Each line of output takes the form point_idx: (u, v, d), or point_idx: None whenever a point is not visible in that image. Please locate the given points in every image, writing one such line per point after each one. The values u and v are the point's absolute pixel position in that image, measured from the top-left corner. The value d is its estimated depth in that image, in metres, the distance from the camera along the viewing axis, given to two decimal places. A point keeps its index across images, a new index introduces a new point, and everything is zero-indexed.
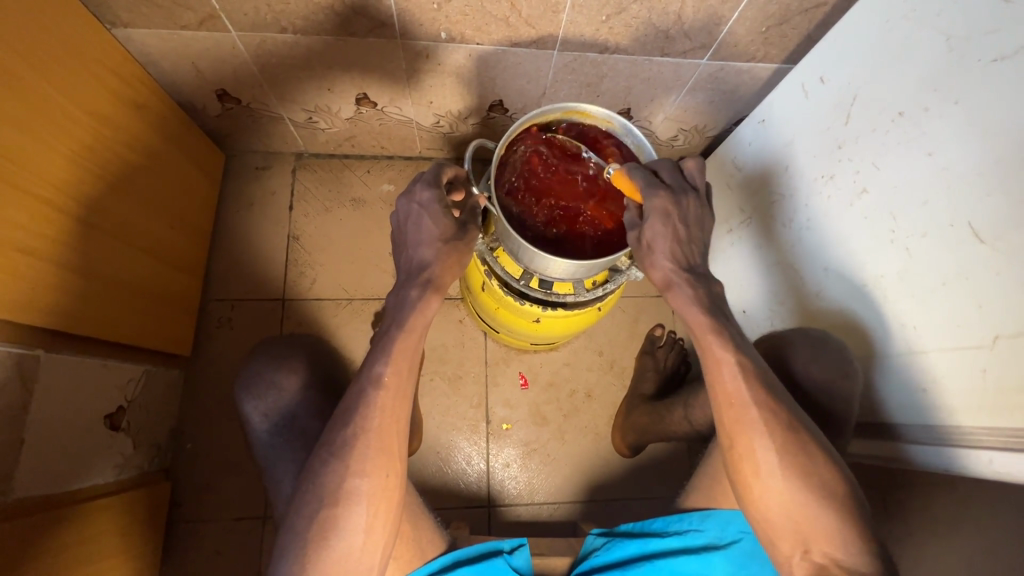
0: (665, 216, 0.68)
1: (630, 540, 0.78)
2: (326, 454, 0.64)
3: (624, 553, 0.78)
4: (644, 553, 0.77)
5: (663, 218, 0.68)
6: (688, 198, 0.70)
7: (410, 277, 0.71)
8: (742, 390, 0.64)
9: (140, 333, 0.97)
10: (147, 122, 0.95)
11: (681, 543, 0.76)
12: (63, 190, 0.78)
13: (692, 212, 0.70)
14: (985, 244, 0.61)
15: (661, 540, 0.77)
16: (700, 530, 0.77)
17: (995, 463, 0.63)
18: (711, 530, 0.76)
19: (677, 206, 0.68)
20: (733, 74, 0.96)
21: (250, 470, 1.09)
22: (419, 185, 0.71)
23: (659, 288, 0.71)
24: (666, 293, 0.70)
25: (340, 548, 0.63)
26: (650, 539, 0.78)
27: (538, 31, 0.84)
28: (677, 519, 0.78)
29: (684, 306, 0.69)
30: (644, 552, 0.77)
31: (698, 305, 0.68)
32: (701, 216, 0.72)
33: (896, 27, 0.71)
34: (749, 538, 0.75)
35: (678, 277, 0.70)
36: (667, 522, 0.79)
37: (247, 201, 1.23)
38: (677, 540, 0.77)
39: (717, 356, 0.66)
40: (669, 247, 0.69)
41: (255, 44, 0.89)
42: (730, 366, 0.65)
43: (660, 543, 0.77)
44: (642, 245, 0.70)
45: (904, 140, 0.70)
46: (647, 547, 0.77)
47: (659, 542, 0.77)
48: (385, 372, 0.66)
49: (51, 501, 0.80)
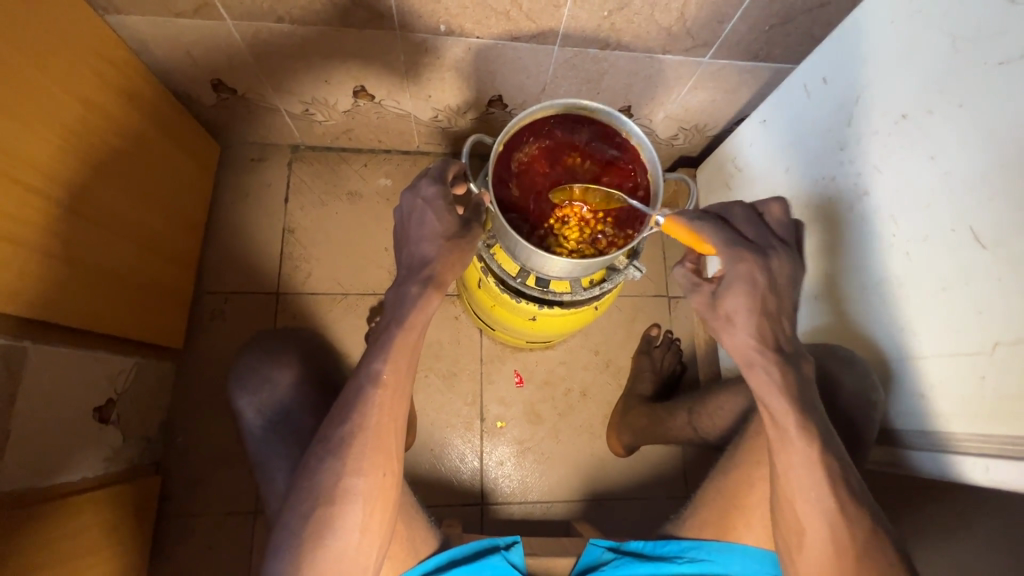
0: (752, 281, 0.66)
1: (644, 563, 0.78)
2: (322, 451, 0.63)
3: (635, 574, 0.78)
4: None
5: (750, 284, 0.65)
6: (774, 258, 0.68)
7: (412, 271, 0.70)
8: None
9: (131, 325, 0.96)
10: (139, 110, 0.94)
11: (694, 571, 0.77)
12: (51, 177, 0.77)
13: (782, 273, 0.67)
14: (985, 250, 0.60)
15: (675, 568, 0.77)
16: (718, 562, 0.77)
17: (991, 471, 0.63)
18: (730, 563, 0.77)
19: (766, 268, 0.66)
20: (735, 72, 0.94)
21: (241, 466, 1.08)
22: (425, 180, 0.71)
23: (750, 358, 0.65)
24: (756, 364, 0.64)
25: (335, 547, 0.62)
26: (664, 564, 0.78)
27: (539, 26, 0.83)
28: (693, 547, 0.78)
29: None
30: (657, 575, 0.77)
31: (752, 356, 0.65)
32: (794, 268, 0.69)
33: (901, 28, 0.70)
34: None
35: (769, 348, 0.64)
36: (683, 548, 0.78)
37: (242, 193, 1.21)
38: (691, 567, 0.77)
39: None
40: (750, 304, 0.65)
41: (251, 33, 0.87)
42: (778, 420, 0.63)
43: (674, 569, 0.77)
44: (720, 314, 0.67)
45: (907, 143, 0.69)
46: (660, 570, 0.77)
47: (673, 568, 0.77)
48: (383, 369, 0.65)
49: (38, 494, 0.79)
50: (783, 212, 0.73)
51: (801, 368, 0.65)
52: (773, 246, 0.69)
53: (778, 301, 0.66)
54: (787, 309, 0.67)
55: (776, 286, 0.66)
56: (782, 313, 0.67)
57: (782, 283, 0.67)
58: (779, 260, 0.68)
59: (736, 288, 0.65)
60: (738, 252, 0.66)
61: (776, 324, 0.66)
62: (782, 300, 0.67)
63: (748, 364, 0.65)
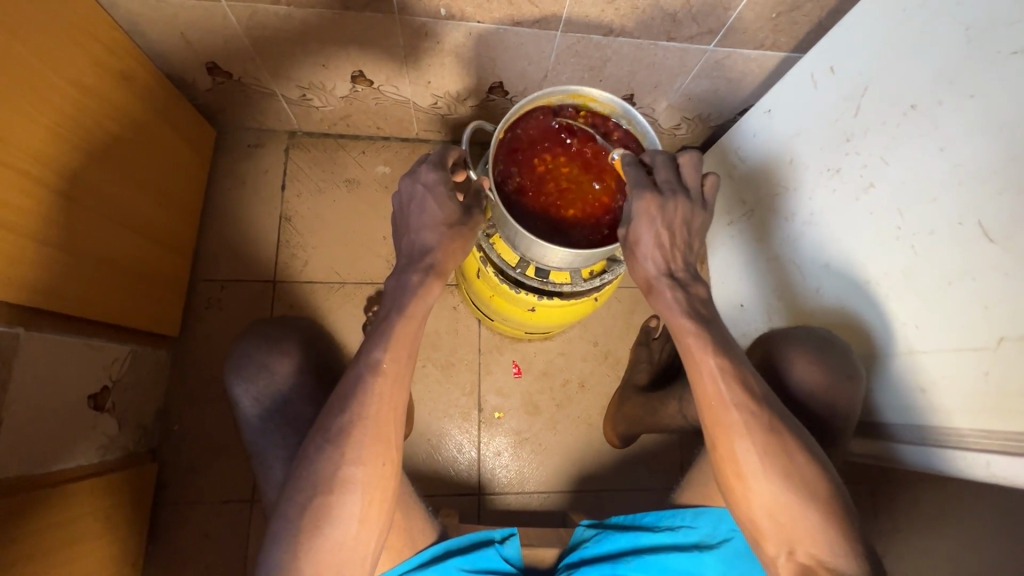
0: (650, 218, 0.65)
1: (621, 534, 0.79)
2: (320, 441, 0.62)
3: (614, 546, 0.78)
4: (636, 548, 0.77)
5: (649, 223, 0.64)
6: (676, 201, 0.66)
7: (412, 260, 0.69)
8: (747, 421, 0.61)
9: (125, 313, 0.95)
10: (133, 93, 0.92)
11: (672, 540, 0.76)
12: (44, 162, 0.76)
13: (679, 213, 0.66)
14: (993, 244, 0.59)
15: (652, 535, 0.77)
16: (692, 527, 0.76)
17: (993, 466, 0.62)
18: (702, 528, 0.76)
19: (663, 208, 0.64)
20: (740, 61, 0.93)
21: (238, 454, 1.08)
22: (425, 166, 0.70)
23: (649, 283, 0.67)
24: (656, 288, 0.66)
25: (333, 537, 0.61)
26: (641, 534, 0.78)
27: (541, 11, 0.81)
28: (670, 515, 0.78)
29: (682, 306, 0.65)
30: (636, 546, 0.77)
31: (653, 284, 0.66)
32: (695, 211, 0.67)
33: (913, 15, 0.69)
34: (741, 538, 0.74)
35: (663, 274, 0.66)
36: (660, 517, 0.79)
37: (238, 179, 1.20)
38: (669, 536, 0.77)
39: (759, 415, 0.61)
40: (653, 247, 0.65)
41: (247, 15, 0.85)
42: (780, 413, 0.62)
43: (653, 539, 0.77)
44: (626, 243, 0.67)
45: (914, 134, 0.68)
46: (638, 541, 0.77)
47: (650, 537, 0.77)
48: (383, 358, 0.64)
49: (32, 482, 0.78)
50: (695, 160, 0.68)
51: (693, 289, 0.66)
52: (677, 188, 0.66)
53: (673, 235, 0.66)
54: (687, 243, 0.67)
55: (673, 223, 0.65)
56: (677, 247, 0.67)
57: (676, 223, 0.66)
58: (679, 204, 0.66)
59: (636, 225, 0.65)
60: (638, 193, 0.64)
61: (672, 253, 0.67)
62: (678, 237, 0.67)
63: (648, 287, 0.67)
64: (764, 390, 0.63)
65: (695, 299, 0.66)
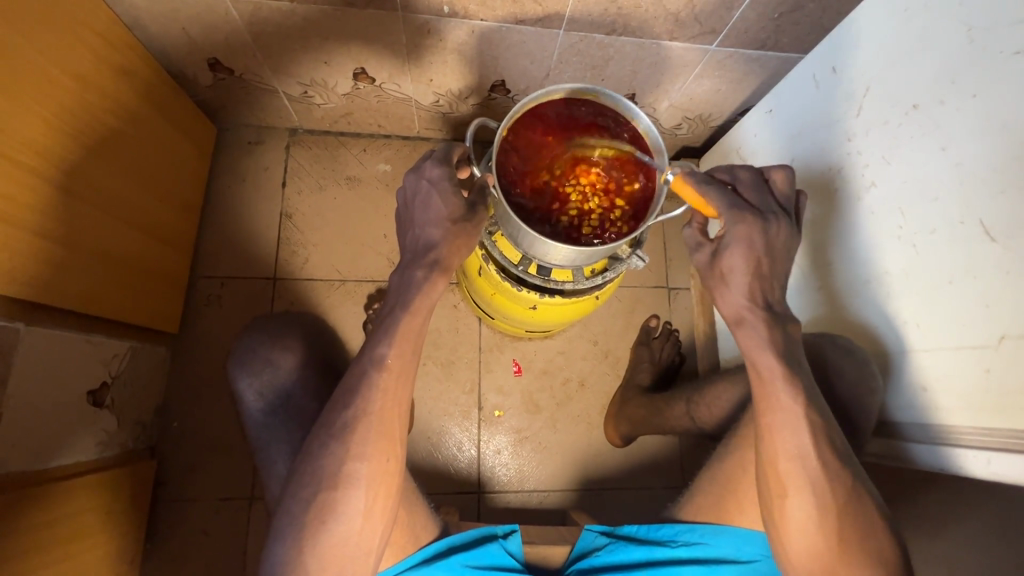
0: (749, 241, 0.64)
1: (636, 546, 0.79)
2: (324, 437, 0.62)
3: (629, 558, 0.78)
4: (650, 560, 0.78)
5: (747, 242, 0.64)
6: (776, 221, 0.66)
7: (417, 256, 0.69)
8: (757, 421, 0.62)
9: (125, 308, 0.94)
10: (134, 88, 0.92)
11: (688, 555, 0.77)
12: (45, 156, 0.76)
13: (782, 237, 0.65)
14: (994, 243, 0.60)
15: (668, 550, 0.77)
16: (711, 543, 0.76)
17: (993, 464, 0.63)
18: (724, 545, 0.76)
19: (766, 230, 0.64)
20: (742, 61, 0.93)
21: (238, 451, 1.07)
22: (429, 162, 0.70)
23: (740, 314, 0.64)
24: (748, 320, 0.64)
25: (338, 532, 0.61)
26: (657, 548, 0.78)
27: (544, 9, 0.81)
28: (686, 530, 0.78)
29: None
30: (650, 559, 0.78)
31: (743, 312, 0.64)
32: (796, 235, 0.67)
33: (915, 15, 0.69)
34: (765, 560, 0.75)
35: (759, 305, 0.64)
36: (677, 531, 0.78)
37: (239, 176, 1.19)
38: (685, 551, 0.77)
39: None
40: (749, 280, 0.64)
41: (249, 11, 0.85)
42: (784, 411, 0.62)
43: (669, 551, 0.77)
44: (716, 268, 0.66)
45: (917, 134, 0.68)
46: (652, 554, 0.78)
47: (666, 550, 0.77)
48: (388, 354, 0.64)
49: (30, 478, 0.78)
50: (788, 177, 0.70)
51: (790, 325, 0.64)
52: (775, 209, 0.67)
53: (772, 262, 0.65)
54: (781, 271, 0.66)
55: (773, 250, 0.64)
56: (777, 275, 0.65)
57: (777, 246, 0.65)
58: (782, 226, 0.65)
59: (733, 248, 0.64)
60: (739, 214, 0.64)
61: (767, 283, 0.65)
62: (779, 262, 0.65)
63: (739, 319, 0.65)
64: (769, 388, 0.63)
65: (792, 337, 0.64)
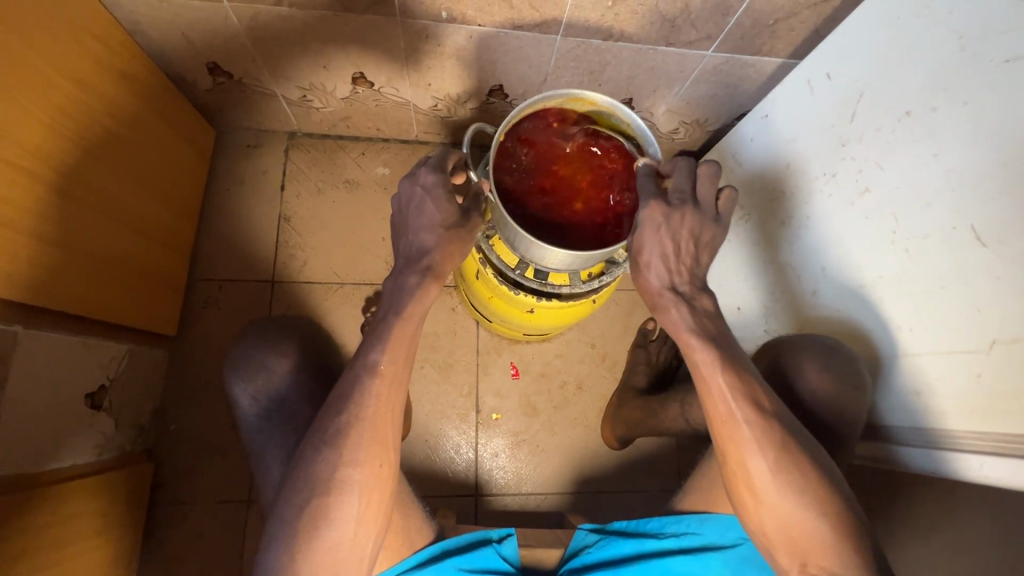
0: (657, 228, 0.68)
1: (625, 540, 0.79)
2: (317, 442, 0.63)
3: (619, 552, 0.79)
4: (640, 553, 0.78)
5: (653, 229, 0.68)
6: (685, 209, 0.69)
7: (410, 262, 0.69)
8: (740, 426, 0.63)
9: (123, 311, 0.94)
10: (133, 91, 0.92)
11: (676, 545, 0.77)
12: (44, 160, 0.76)
13: (686, 224, 0.69)
14: (986, 248, 0.60)
15: (656, 542, 0.78)
16: (697, 533, 0.77)
17: (986, 467, 0.63)
18: (709, 533, 0.76)
19: (669, 218, 0.68)
20: (738, 67, 0.94)
21: (235, 455, 1.08)
22: (424, 168, 0.70)
23: (655, 298, 0.70)
24: (661, 303, 0.69)
25: (331, 538, 0.61)
26: (645, 540, 0.78)
27: (542, 15, 0.82)
28: (674, 521, 0.78)
29: (680, 314, 0.68)
30: (639, 552, 0.78)
31: (660, 298, 0.69)
32: (704, 224, 0.70)
33: (908, 22, 0.70)
34: (749, 545, 0.74)
35: (667, 288, 0.69)
36: (664, 523, 0.79)
37: (237, 179, 1.20)
38: (674, 541, 0.77)
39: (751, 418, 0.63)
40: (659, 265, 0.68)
41: (249, 15, 0.86)
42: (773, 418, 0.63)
43: (657, 543, 0.78)
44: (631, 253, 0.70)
45: (910, 139, 0.69)
46: (642, 547, 0.78)
47: (654, 543, 0.78)
48: (381, 360, 0.65)
49: (27, 480, 0.78)
50: (712, 172, 0.71)
51: (697, 302, 0.69)
52: (684, 197, 0.69)
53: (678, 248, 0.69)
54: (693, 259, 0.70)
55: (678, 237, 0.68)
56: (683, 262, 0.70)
57: (683, 235, 0.69)
58: (686, 214, 0.69)
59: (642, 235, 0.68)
60: (645, 200, 0.68)
61: (676, 268, 0.69)
62: (685, 249, 0.69)
63: (655, 304, 0.70)
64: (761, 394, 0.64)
65: (700, 314, 0.68)
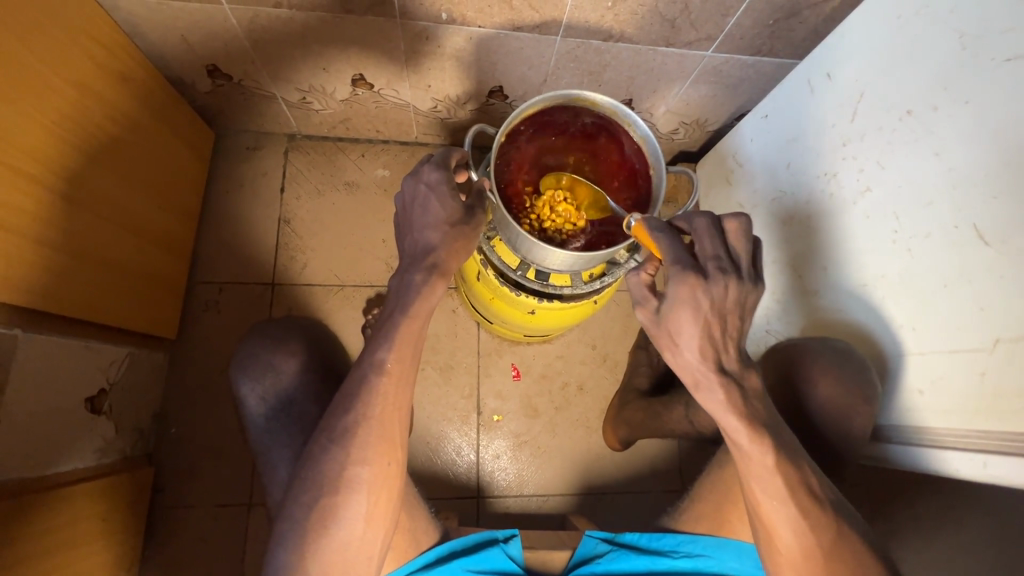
0: (695, 302, 0.60)
1: (639, 556, 0.79)
2: (325, 441, 0.63)
3: (632, 567, 0.79)
4: (652, 571, 0.79)
5: (692, 306, 0.60)
6: (725, 277, 0.61)
7: (416, 260, 0.69)
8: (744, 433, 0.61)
9: (124, 315, 0.94)
10: (133, 94, 0.92)
11: (690, 566, 0.78)
12: (45, 164, 0.76)
13: (730, 294, 0.61)
14: (988, 247, 0.60)
15: (670, 562, 0.78)
16: (712, 556, 0.78)
17: (989, 466, 0.63)
18: (724, 560, 0.78)
19: (710, 291, 0.60)
20: (737, 67, 0.94)
21: (237, 457, 1.07)
22: (428, 165, 0.70)
23: (697, 378, 0.62)
24: (705, 383, 0.62)
25: (339, 537, 0.61)
26: (660, 558, 0.79)
27: (542, 16, 0.82)
28: (689, 541, 0.79)
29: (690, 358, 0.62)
30: (652, 569, 0.78)
31: (701, 377, 0.62)
32: (746, 290, 0.62)
33: (907, 22, 0.70)
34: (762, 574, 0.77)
35: (713, 368, 0.61)
36: (678, 542, 0.79)
37: (237, 182, 1.20)
38: (687, 562, 0.78)
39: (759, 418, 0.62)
40: (703, 342, 0.61)
41: (248, 18, 0.86)
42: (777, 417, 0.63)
43: (671, 563, 0.78)
44: (667, 332, 0.62)
45: (911, 139, 0.69)
46: (656, 565, 0.78)
47: (669, 561, 0.78)
48: (388, 359, 0.64)
49: (28, 485, 0.78)
50: (744, 228, 0.64)
51: (747, 380, 0.63)
52: (722, 265, 0.62)
53: (723, 324, 0.61)
54: (734, 329, 0.63)
55: (723, 311, 0.61)
56: (730, 336, 0.62)
57: (728, 307, 0.61)
58: (729, 283, 0.61)
59: (679, 311, 0.61)
60: (682, 273, 0.60)
61: (721, 344, 0.62)
62: (731, 321, 0.62)
63: (696, 383, 0.62)
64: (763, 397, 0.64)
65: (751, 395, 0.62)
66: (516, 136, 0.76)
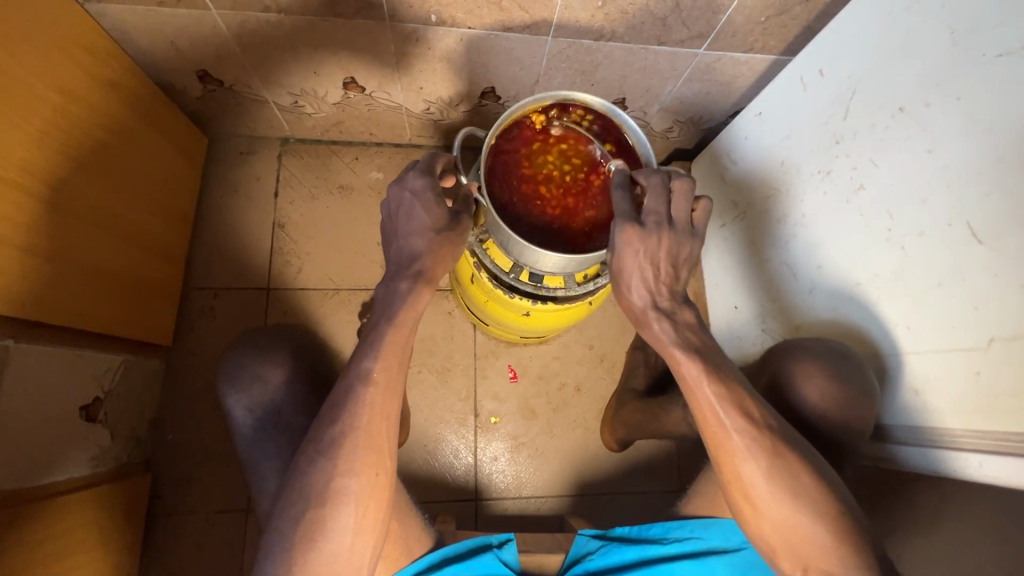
0: (636, 250, 0.64)
1: (629, 546, 0.79)
2: (312, 453, 0.62)
3: (623, 558, 0.78)
4: (643, 559, 0.78)
5: (632, 253, 0.64)
6: (663, 228, 0.65)
7: (401, 268, 0.68)
8: (732, 435, 0.62)
9: (117, 323, 0.94)
10: (123, 101, 0.92)
11: (680, 550, 0.77)
12: (35, 174, 0.76)
13: (665, 244, 0.66)
14: (981, 245, 0.60)
15: (661, 547, 0.78)
16: (702, 537, 0.77)
17: (985, 466, 0.63)
18: (714, 539, 0.77)
19: (646, 240, 0.64)
20: (730, 64, 0.93)
21: (233, 463, 1.07)
22: (412, 172, 0.70)
23: (637, 314, 0.67)
24: (644, 319, 0.67)
25: (328, 548, 0.61)
26: (649, 545, 0.78)
27: (532, 16, 0.81)
28: (678, 526, 0.79)
29: (661, 330, 0.66)
30: (643, 557, 0.78)
31: (642, 315, 0.67)
32: (682, 241, 0.67)
33: (899, 18, 0.69)
34: (752, 550, 0.75)
35: (651, 307, 0.66)
36: (668, 528, 0.79)
37: (231, 186, 1.19)
38: (677, 546, 0.77)
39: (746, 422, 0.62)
40: (641, 281, 0.66)
41: (237, 23, 0.85)
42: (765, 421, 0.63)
43: (661, 550, 0.78)
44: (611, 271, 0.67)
45: (903, 136, 0.68)
46: (647, 553, 0.78)
47: (659, 548, 0.78)
48: (374, 368, 0.64)
49: (24, 495, 0.78)
50: (688, 189, 0.68)
51: (681, 316, 0.67)
52: (661, 219, 0.65)
53: (658, 270, 0.66)
54: (671, 275, 0.68)
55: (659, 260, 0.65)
56: (667, 281, 0.67)
57: (661, 257, 0.66)
58: (663, 236, 0.65)
59: (620, 257, 0.65)
60: (623, 222, 0.64)
61: (660, 285, 0.67)
62: (666, 265, 0.67)
63: (636, 318, 0.68)
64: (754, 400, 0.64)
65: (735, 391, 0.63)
66: (507, 135, 0.76)
